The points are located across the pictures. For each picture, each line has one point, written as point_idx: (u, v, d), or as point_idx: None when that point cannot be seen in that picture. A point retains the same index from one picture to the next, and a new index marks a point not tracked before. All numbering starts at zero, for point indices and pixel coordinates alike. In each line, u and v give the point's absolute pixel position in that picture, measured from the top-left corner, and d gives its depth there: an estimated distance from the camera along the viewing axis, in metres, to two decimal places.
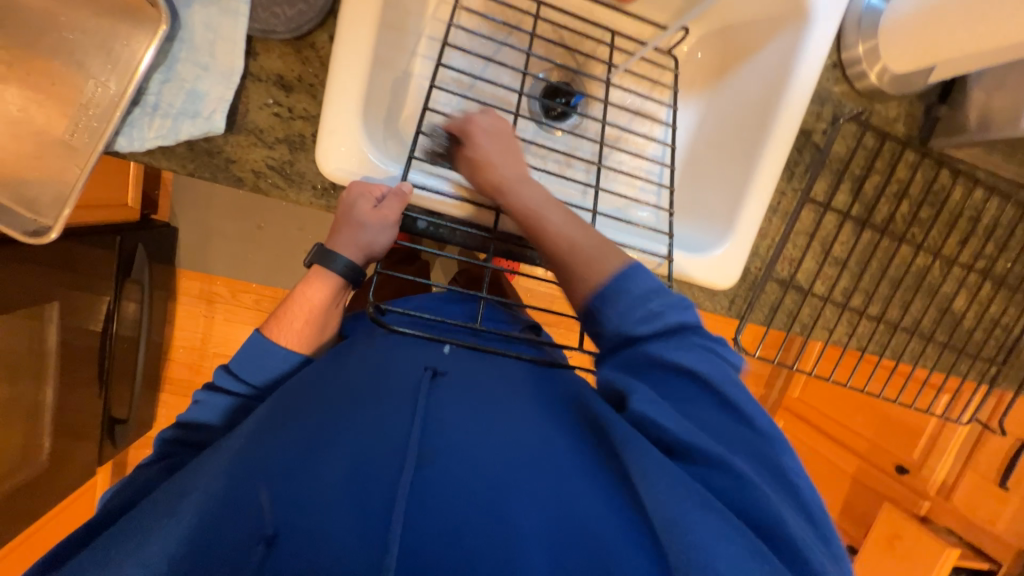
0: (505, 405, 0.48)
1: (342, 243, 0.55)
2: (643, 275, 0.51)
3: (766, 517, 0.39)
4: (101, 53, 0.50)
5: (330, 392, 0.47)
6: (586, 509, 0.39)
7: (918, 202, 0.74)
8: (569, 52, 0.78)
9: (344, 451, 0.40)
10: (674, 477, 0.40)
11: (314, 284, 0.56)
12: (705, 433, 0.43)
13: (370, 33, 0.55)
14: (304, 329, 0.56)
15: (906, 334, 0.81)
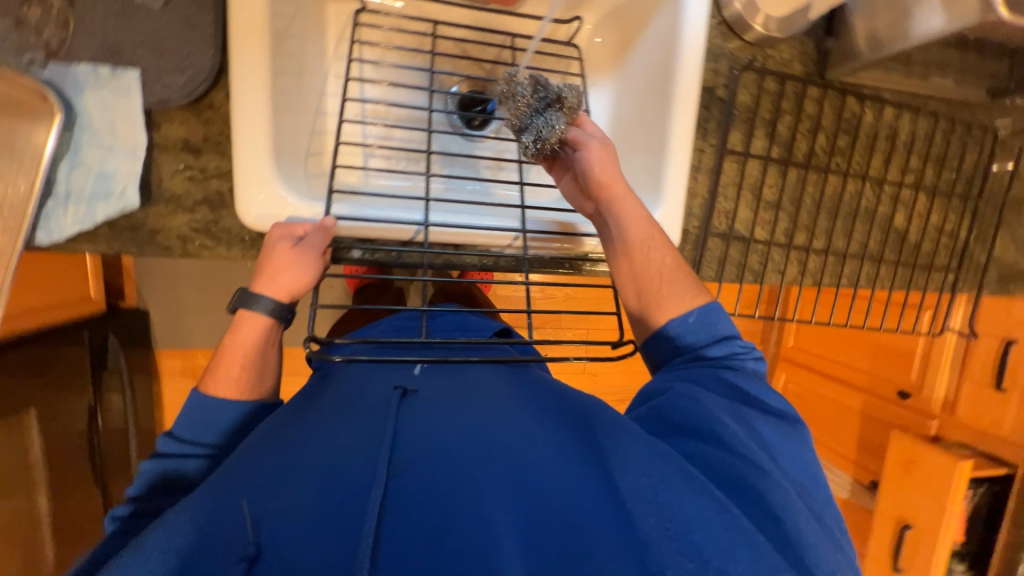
0: (490, 415, 0.54)
1: (265, 284, 0.55)
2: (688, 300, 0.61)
3: (736, 475, 0.49)
4: (4, 155, 0.51)
5: (320, 422, 0.52)
6: (565, 496, 0.45)
7: (832, 132, 0.77)
8: (474, 62, 0.81)
9: (334, 467, 0.44)
10: (652, 455, 0.49)
11: (243, 330, 0.56)
12: (691, 409, 0.53)
13: (263, 83, 0.56)
14: (240, 377, 0.56)
15: (857, 261, 0.82)
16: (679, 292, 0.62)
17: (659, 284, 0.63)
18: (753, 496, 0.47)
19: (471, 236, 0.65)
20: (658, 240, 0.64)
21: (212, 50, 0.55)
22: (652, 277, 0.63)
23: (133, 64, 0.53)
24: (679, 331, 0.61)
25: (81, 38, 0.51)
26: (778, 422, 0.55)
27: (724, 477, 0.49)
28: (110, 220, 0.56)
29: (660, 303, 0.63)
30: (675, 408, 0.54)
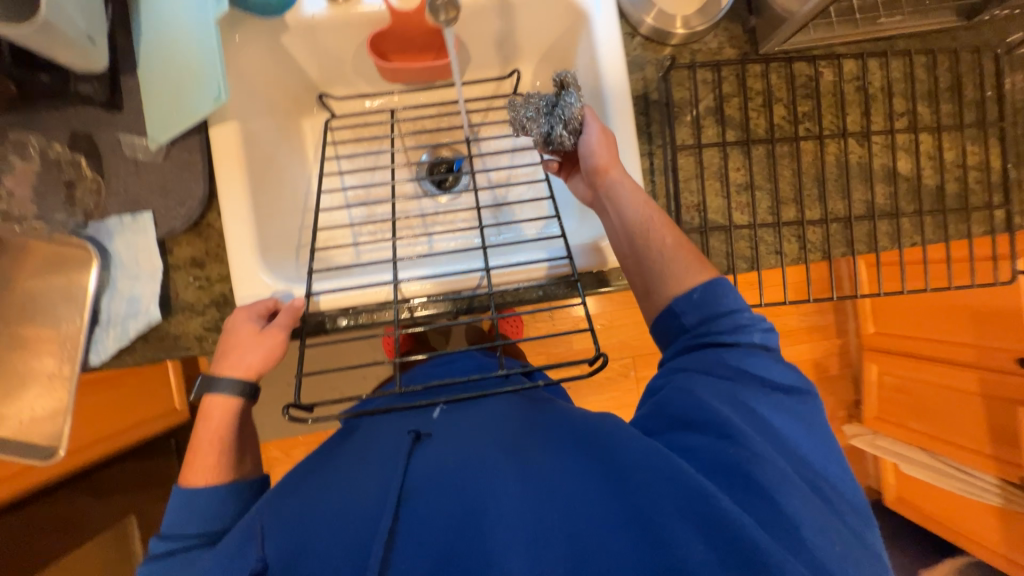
0: (495, 436, 0.53)
1: (229, 364, 0.61)
2: (711, 292, 0.55)
3: (751, 475, 0.45)
4: (65, 299, 0.65)
5: (343, 464, 0.55)
6: (574, 518, 0.44)
7: (791, 102, 0.74)
8: (434, 133, 0.90)
9: (352, 510, 0.47)
10: (661, 461, 0.46)
11: (213, 413, 0.59)
12: (704, 400, 0.50)
13: (243, 196, 0.68)
14: (215, 461, 0.57)
15: (868, 221, 0.74)
16: (682, 269, 0.57)
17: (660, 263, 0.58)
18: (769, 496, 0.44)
19: (441, 284, 0.70)
20: (656, 220, 0.60)
21: (199, 182, 0.67)
22: (652, 257, 0.59)
23: (147, 208, 0.66)
24: (683, 309, 0.56)
25: (111, 198, 0.66)
26: (797, 409, 0.51)
27: (740, 477, 0.45)
28: (142, 335, 0.66)
29: (665, 281, 0.58)
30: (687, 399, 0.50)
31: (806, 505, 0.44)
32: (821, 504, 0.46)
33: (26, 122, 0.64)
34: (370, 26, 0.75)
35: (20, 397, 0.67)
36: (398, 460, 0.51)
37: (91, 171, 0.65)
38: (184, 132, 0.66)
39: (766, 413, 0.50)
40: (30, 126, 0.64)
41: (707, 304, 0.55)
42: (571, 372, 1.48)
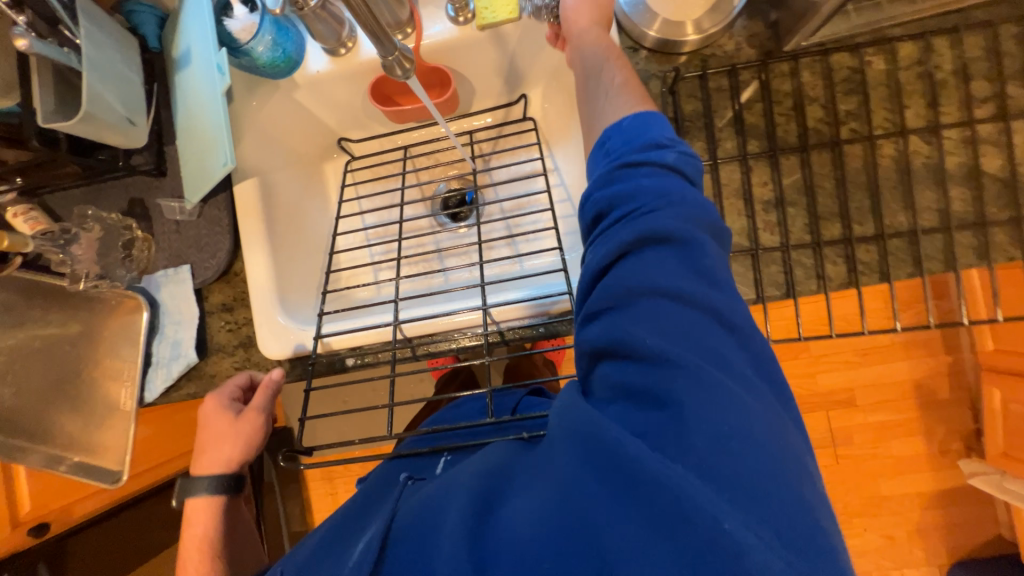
0: (467, 462, 0.54)
1: (208, 460, 0.64)
2: (644, 119, 0.51)
3: (709, 447, 0.39)
4: (127, 343, 0.75)
5: (352, 505, 0.58)
6: (518, 529, 0.43)
7: (829, 100, 0.63)
8: (447, 165, 0.91)
9: (343, 550, 0.50)
10: (609, 448, 0.42)
11: (197, 517, 0.62)
12: (647, 353, 0.43)
13: (263, 246, 0.74)
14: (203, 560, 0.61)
15: (943, 235, 0.61)
16: (615, 109, 0.55)
17: (603, 110, 0.57)
18: (735, 468, 0.38)
19: (443, 322, 0.70)
20: (609, 66, 0.59)
21: (227, 235, 0.74)
22: (601, 97, 0.58)
23: (186, 261, 0.74)
24: (612, 136, 0.52)
25: (159, 254, 0.75)
26: (744, 336, 0.44)
27: (696, 454, 0.39)
28: (185, 374, 0.75)
29: (604, 116, 0.56)
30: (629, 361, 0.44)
31: (772, 465, 0.39)
32: (794, 445, 0.42)
33: (94, 194, 0.75)
34: (370, 74, 0.78)
35: (96, 427, 0.78)
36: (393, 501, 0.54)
37: (142, 231, 0.75)
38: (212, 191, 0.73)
39: (723, 352, 0.43)
40: (96, 198, 0.75)
41: (636, 141, 0.50)
42: None
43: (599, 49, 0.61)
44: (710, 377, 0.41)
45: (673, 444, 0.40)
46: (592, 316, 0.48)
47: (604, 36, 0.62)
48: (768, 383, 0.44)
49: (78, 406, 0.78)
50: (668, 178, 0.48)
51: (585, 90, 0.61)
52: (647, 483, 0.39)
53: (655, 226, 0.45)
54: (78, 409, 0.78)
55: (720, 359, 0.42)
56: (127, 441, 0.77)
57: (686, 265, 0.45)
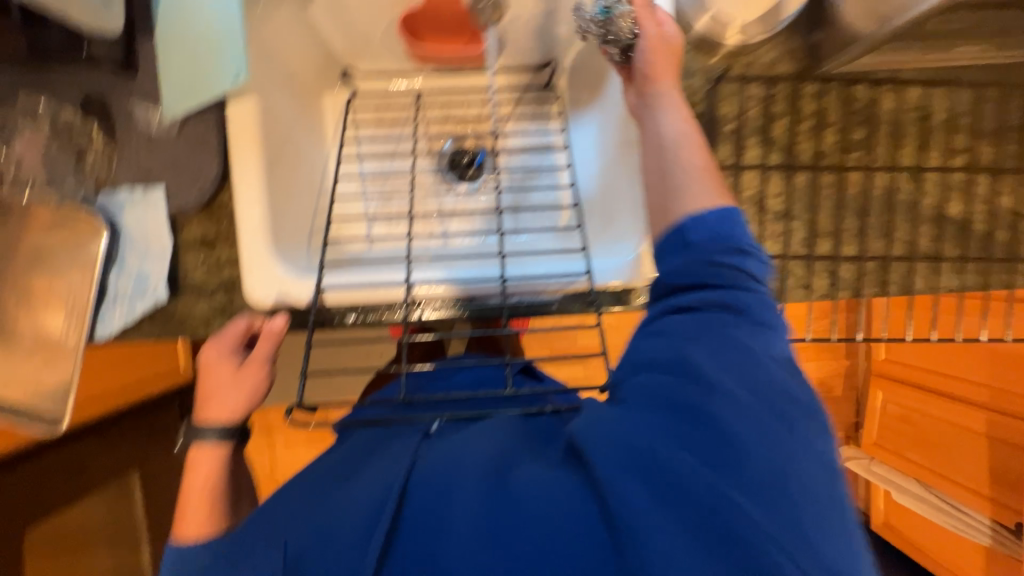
0: (483, 431, 0.49)
1: (212, 404, 0.59)
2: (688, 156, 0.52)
3: (760, 473, 0.36)
4: (74, 267, 0.64)
5: (329, 464, 0.52)
6: (539, 515, 0.39)
7: (843, 128, 0.69)
8: (459, 122, 0.86)
9: (326, 504, 0.44)
10: (654, 456, 0.38)
11: (201, 465, 0.57)
12: (705, 371, 0.40)
13: (259, 178, 0.65)
14: (209, 509, 0.54)
15: (906, 263, 0.70)
16: (697, 187, 0.49)
17: (677, 188, 0.50)
18: (786, 504, 0.36)
19: (453, 289, 0.68)
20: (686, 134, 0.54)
21: (215, 159, 0.64)
22: (681, 171, 0.51)
23: (160, 182, 0.65)
24: (692, 224, 0.46)
25: (124, 169, 0.64)
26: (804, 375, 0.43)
27: (749, 484, 0.36)
28: (149, 312, 0.66)
29: (681, 195, 0.49)
30: (681, 373, 0.41)
31: (816, 505, 0.37)
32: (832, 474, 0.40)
33: (44, 84, 0.63)
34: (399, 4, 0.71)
35: (18, 361, 0.65)
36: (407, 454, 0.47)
37: (103, 138, 0.64)
38: (201, 106, 0.63)
39: (784, 390, 0.40)
40: (45, 90, 0.63)
41: (718, 240, 0.46)
42: (576, 371, 1.46)
43: (682, 126, 0.54)
44: (762, 410, 0.39)
45: (724, 467, 0.37)
46: (641, 336, 0.45)
47: (685, 109, 0.56)
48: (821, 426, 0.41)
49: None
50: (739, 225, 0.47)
51: (649, 157, 0.54)
52: (692, 505, 0.36)
53: (727, 295, 0.44)
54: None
55: (776, 391, 0.40)
56: (59, 381, 0.66)
57: (759, 328, 0.43)
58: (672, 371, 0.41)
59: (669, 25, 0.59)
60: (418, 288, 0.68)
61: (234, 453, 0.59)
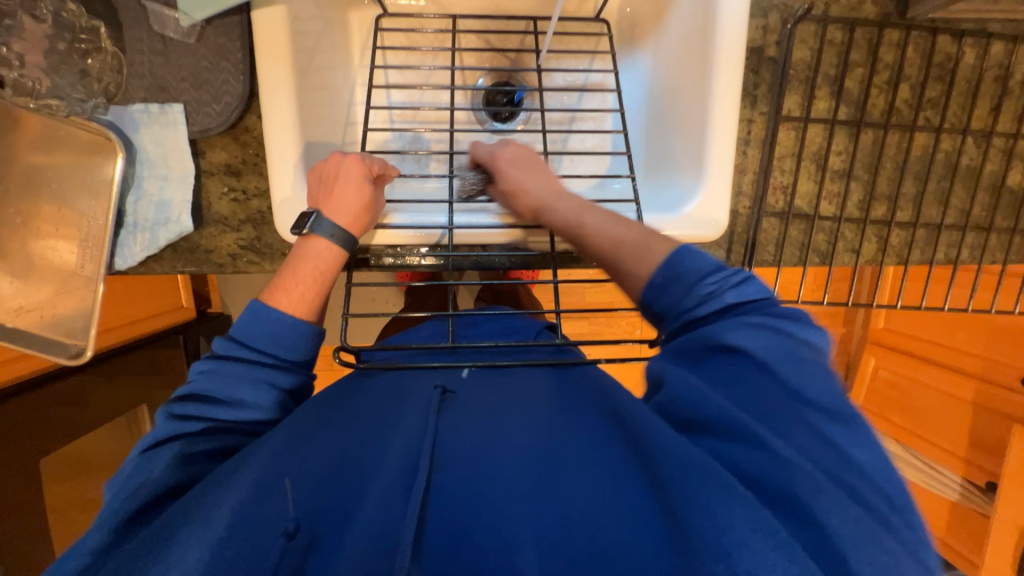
0: (521, 411, 0.50)
1: (338, 203, 0.56)
2: (693, 256, 0.48)
3: (831, 507, 0.34)
4: (89, 190, 0.58)
5: (355, 417, 0.49)
6: (587, 503, 0.38)
7: (920, 82, 0.64)
8: (497, 53, 0.78)
9: (361, 467, 0.42)
10: (716, 480, 0.36)
11: (317, 261, 0.55)
12: (751, 411, 0.40)
13: (292, 101, 0.59)
14: (310, 299, 0.54)
15: (957, 231, 0.69)
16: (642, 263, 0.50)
17: (620, 254, 0.52)
18: (863, 559, 0.32)
19: (496, 235, 0.65)
20: (597, 209, 0.57)
21: (241, 75, 0.58)
22: (609, 267, 0.53)
23: (177, 99, 0.58)
24: (652, 298, 0.49)
25: (134, 80, 0.57)
26: (861, 424, 0.40)
27: (816, 527, 0.34)
28: (171, 244, 0.61)
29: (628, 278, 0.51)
30: (725, 406, 0.40)
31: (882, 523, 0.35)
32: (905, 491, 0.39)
33: None
34: None
35: (30, 289, 0.61)
36: (429, 415, 0.46)
37: (110, 42, 0.56)
38: (224, 10, 0.56)
39: (836, 436, 0.39)
40: None
41: (676, 285, 0.47)
42: (583, 326, 1.46)
43: (596, 218, 0.55)
44: (819, 459, 0.38)
45: (785, 504, 0.35)
46: (673, 360, 0.45)
47: (591, 208, 0.57)
48: (881, 486, 0.38)
49: None
50: (790, 312, 0.45)
51: (578, 239, 0.56)
52: (766, 530, 0.33)
53: (743, 332, 0.43)
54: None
55: (829, 441, 0.38)
56: (75, 313, 0.62)
57: (804, 363, 0.41)
58: (718, 400, 0.40)
59: (507, 144, 0.64)
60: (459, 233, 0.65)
61: (343, 267, 0.58)
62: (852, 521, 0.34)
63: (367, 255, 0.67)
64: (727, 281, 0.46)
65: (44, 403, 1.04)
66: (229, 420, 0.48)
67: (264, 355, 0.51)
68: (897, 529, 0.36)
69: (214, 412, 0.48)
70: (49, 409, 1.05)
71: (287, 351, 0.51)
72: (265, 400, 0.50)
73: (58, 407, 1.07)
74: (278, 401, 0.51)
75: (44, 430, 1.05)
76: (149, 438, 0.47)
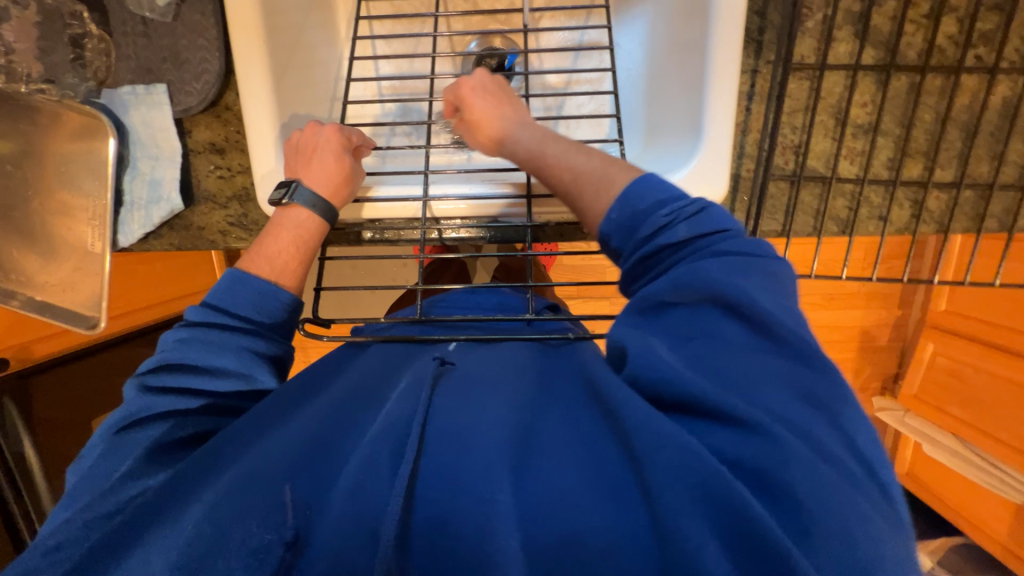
0: (505, 379, 0.45)
1: (317, 172, 0.54)
2: (649, 186, 0.44)
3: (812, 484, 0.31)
4: (90, 171, 0.62)
5: (336, 389, 0.46)
6: (571, 487, 0.34)
7: (969, 14, 0.55)
8: (486, 16, 0.74)
9: (335, 442, 0.39)
10: (684, 457, 0.32)
11: (294, 230, 0.52)
12: (714, 375, 0.35)
13: (265, 76, 0.59)
14: (292, 269, 0.51)
15: (1014, 191, 0.59)
16: (605, 192, 0.46)
17: (581, 186, 0.48)
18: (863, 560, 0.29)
19: (476, 206, 0.62)
20: (559, 139, 0.52)
21: (217, 52, 0.59)
22: (574, 202, 0.49)
23: (161, 79, 0.60)
24: (611, 235, 0.44)
25: (121, 63, 0.60)
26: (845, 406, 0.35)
27: (791, 504, 0.30)
28: (167, 222, 0.65)
29: (589, 208, 0.47)
30: (687, 376, 0.35)
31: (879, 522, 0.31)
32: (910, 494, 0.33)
33: None
34: None
35: (51, 266, 0.66)
36: (421, 392, 0.41)
37: (97, 27, 0.59)
38: None
39: (816, 390, 0.35)
40: None
41: (633, 217, 0.43)
42: (602, 306, 1.41)
43: (558, 147, 0.51)
44: (793, 422, 0.33)
45: (768, 478, 0.31)
46: (631, 324, 0.40)
47: (556, 137, 0.52)
48: (857, 449, 0.34)
49: (24, 238, 0.66)
50: (749, 245, 0.41)
51: (539, 172, 0.52)
52: (739, 516, 0.30)
53: (708, 275, 0.38)
54: (25, 243, 0.66)
55: (807, 394, 0.35)
56: (87, 288, 0.66)
57: (780, 310, 0.37)
58: (677, 368, 0.36)
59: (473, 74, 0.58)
60: (437, 206, 0.62)
61: (323, 239, 0.55)
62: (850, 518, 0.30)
63: (350, 231, 0.67)
64: (682, 212, 0.42)
65: (76, 375, 1.16)
66: (211, 390, 0.44)
67: (243, 320, 0.47)
68: (869, 489, 0.33)
69: (195, 383, 0.44)
70: (78, 381, 1.17)
71: (263, 315, 0.48)
72: (251, 368, 0.46)
73: (87, 378, 1.18)
74: (266, 369, 0.47)
75: (79, 399, 1.18)
76: (122, 415, 0.43)
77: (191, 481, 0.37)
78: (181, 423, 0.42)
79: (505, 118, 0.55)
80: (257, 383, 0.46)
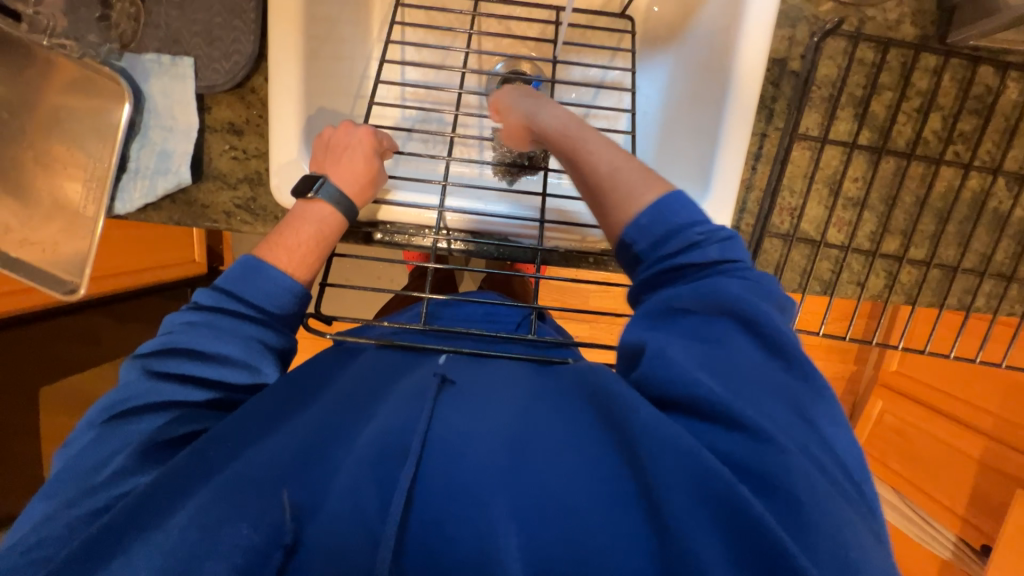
0: (506, 387, 0.46)
1: (346, 171, 0.55)
2: (687, 204, 0.46)
3: (810, 519, 0.32)
4: (97, 133, 0.60)
5: (334, 389, 0.45)
6: (572, 499, 0.35)
7: (953, 114, 0.61)
8: (517, 39, 0.76)
9: (337, 441, 0.39)
10: (679, 466, 0.34)
11: (312, 221, 0.52)
12: (730, 381, 0.37)
13: (297, 66, 0.59)
14: (311, 262, 0.51)
15: (972, 276, 0.65)
16: (641, 190, 0.48)
17: (614, 181, 0.49)
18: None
19: (489, 223, 0.64)
20: (600, 134, 0.53)
21: (252, 36, 0.59)
22: (606, 192, 0.49)
23: (189, 53, 0.59)
24: (634, 235, 0.46)
25: (150, 30, 0.59)
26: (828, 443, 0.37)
27: (782, 522, 0.32)
28: (170, 195, 0.63)
29: (623, 201, 0.48)
30: (701, 377, 0.37)
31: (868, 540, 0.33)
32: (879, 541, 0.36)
33: None
34: None
35: (34, 224, 0.63)
36: (425, 400, 0.41)
37: None
38: None
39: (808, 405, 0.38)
40: None
41: (664, 230, 0.45)
42: (583, 329, 1.44)
43: (595, 141, 0.52)
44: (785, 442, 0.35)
45: (760, 491, 0.33)
46: (648, 326, 0.42)
47: (592, 129, 0.53)
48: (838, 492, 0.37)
49: (10, 192, 0.62)
50: (766, 277, 0.44)
51: (573, 162, 0.52)
52: (726, 526, 0.32)
53: (731, 293, 0.41)
54: (10, 197, 0.63)
55: (779, 408, 0.37)
56: (68, 251, 0.63)
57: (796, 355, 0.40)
58: (691, 367, 0.38)
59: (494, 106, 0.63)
60: (451, 219, 0.63)
61: (341, 237, 0.55)
62: (834, 547, 0.32)
63: (360, 230, 0.66)
64: (715, 236, 0.45)
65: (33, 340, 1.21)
66: (215, 379, 0.43)
67: (254, 309, 0.46)
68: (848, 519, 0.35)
69: (197, 370, 0.43)
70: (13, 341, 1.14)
71: (273, 304, 0.47)
72: (256, 359, 0.45)
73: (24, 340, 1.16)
74: (270, 361, 0.46)
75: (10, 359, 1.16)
76: (116, 396, 0.41)
77: (185, 476, 0.36)
78: (182, 416, 0.41)
79: (533, 108, 0.57)
80: (261, 376, 0.45)
